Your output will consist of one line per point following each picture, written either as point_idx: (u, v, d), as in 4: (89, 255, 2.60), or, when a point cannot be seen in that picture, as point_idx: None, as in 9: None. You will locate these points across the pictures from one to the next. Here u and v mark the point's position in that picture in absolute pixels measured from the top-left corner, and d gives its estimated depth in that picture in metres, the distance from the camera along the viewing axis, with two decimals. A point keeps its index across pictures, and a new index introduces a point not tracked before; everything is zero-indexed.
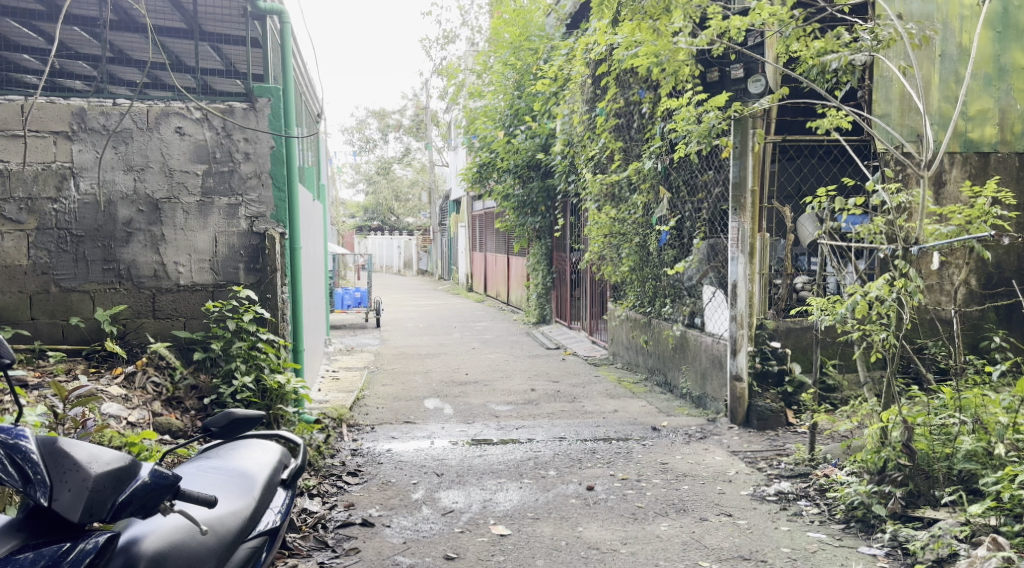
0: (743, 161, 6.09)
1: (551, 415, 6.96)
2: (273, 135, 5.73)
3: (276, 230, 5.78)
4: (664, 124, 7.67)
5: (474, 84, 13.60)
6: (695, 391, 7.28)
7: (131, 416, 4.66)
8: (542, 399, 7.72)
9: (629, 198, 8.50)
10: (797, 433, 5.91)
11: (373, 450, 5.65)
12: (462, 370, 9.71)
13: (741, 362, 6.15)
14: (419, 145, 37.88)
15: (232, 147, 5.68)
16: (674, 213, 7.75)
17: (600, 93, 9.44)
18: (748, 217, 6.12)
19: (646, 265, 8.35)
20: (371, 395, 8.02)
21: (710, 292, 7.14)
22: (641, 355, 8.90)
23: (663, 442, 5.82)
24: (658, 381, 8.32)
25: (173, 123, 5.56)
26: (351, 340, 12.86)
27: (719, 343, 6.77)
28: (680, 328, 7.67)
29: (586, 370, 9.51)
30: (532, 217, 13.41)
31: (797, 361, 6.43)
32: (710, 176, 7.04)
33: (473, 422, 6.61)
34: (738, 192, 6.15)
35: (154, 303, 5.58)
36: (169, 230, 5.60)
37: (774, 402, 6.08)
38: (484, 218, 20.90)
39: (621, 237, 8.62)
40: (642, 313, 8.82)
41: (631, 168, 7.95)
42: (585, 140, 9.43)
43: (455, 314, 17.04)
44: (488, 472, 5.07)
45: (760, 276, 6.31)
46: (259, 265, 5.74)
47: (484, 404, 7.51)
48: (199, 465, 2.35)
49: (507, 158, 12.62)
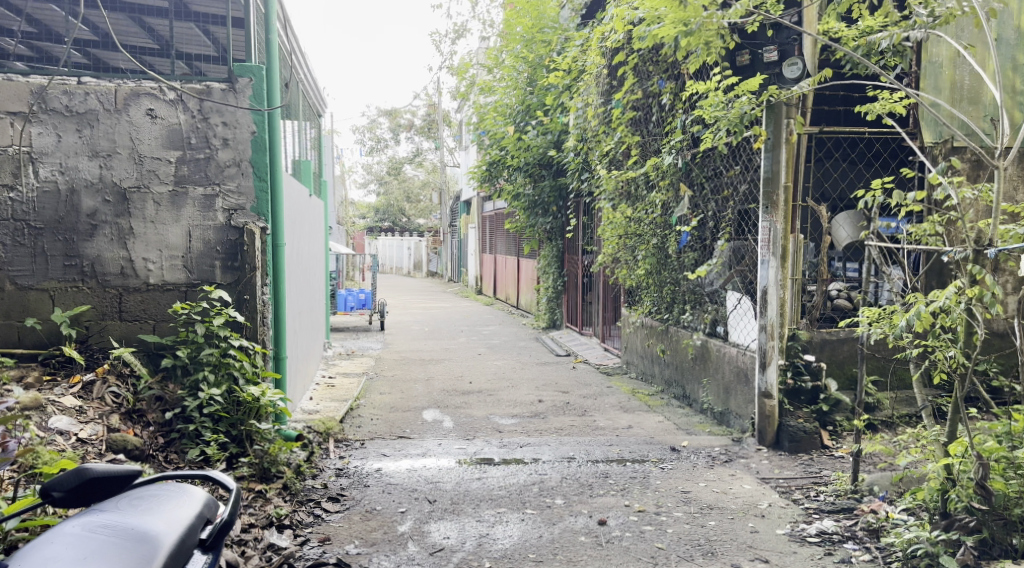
0: (775, 153, 5.48)
1: (559, 430, 6.37)
2: (254, 118, 5.16)
3: (256, 225, 5.21)
4: (687, 116, 7.11)
5: (485, 79, 13.02)
6: (717, 407, 6.66)
7: (81, 431, 4.11)
8: (550, 413, 7.13)
9: (646, 196, 7.91)
10: (834, 458, 5.30)
11: (360, 470, 5.08)
12: (465, 378, 9.15)
13: (770, 377, 5.54)
14: (431, 145, 37.42)
15: (209, 132, 5.12)
16: (696, 212, 7.15)
17: (617, 85, 8.86)
18: (780, 215, 5.53)
19: (663, 269, 7.75)
20: (366, 405, 7.46)
21: (735, 299, 6.53)
22: (657, 365, 8.30)
23: (684, 466, 5.22)
24: (676, 394, 7.72)
25: (144, 104, 5.02)
26: (352, 344, 12.33)
27: (746, 354, 6.15)
28: (701, 338, 7.06)
29: (597, 381, 8.90)
30: (543, 217, 12.87)
31: (832, 377, 5.81)
32: (737, 172, 6.44)
33: (474, 439, 6.02)
34: (770, 187, 5.53)
35: (121, 303, 5.03)
36: (138, 223, 5.06)
37: (808, 423, 5.49)
38: (494, 219, 20.32)
39: (637, 238, 8.05)
40: (658, 320, 8.21)
41: (650, 163, 7.36)
42: (600, 134, 8.84)
43: (463, 318, 16.49)
44: (486, 500, 4.48)
45: (792, 281, 5.74)
46: (238, 263, 5.16)
47: (487, 416, 6.94)
48: (84, 525, 1.79)
49: (518, 156, 12.03)
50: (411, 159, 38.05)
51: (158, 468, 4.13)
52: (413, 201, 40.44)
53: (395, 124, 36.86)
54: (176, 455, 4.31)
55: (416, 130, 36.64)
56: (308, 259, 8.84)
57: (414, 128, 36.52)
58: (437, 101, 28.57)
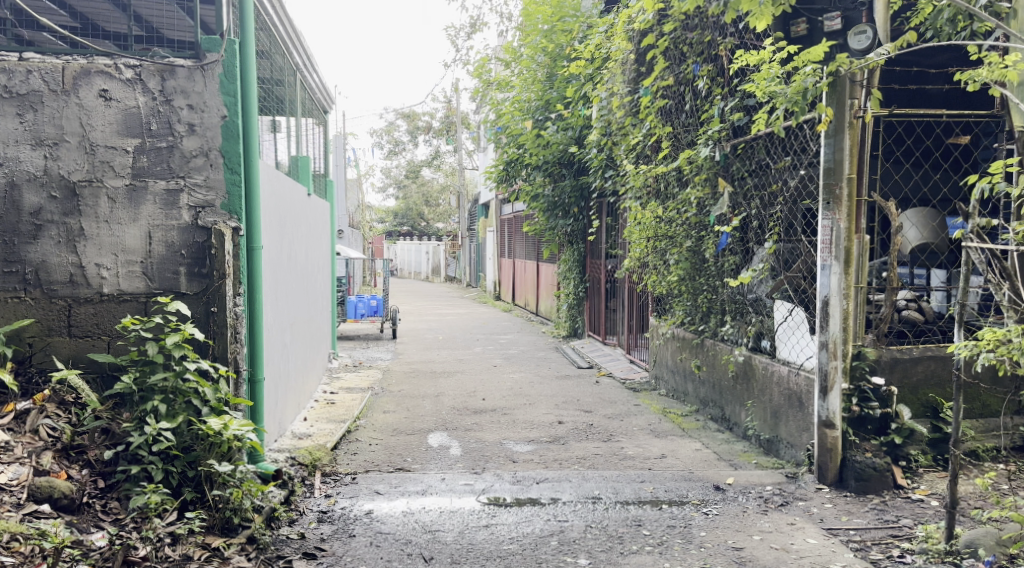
0: (838, 139, 4.70)
1: (581, 460, 5.57)
2: (225, 101, 4.39)
3: (227, 225, 4.45)
4: (725, 102, 6.37)
5: (502, 73, 12.23)
6: (764, 433, 5.85)
7: (0, 475, 3.35)
8: (571, 437, 6.33)
9: (678, 194, 7.12)
10: (911, 502, 4.46)
11: (348, 513, 4.30)
12: (479, 395, 8.36)
13: (833, 404, 4.77)
14: (450, 147, 36.78)
15: (172, 116, 4.37)
16: (737, 211, 6.33)
17: (646, 72, 8.04)
18: (844, 212, 4.73)
19: (699, 275, 6.94)
20: (366, 427, 6.71)
21: (785, 310, 5.70)
22: (690, 382, 7.46)
23: (732, 511, 4.41)
24: (713, 415, 6.89)
25: (96, 84, 4.28)
26: (361, 354, 11.62)
27: (800, 375, 5.35)
28: (743, 353, 6.22)
29: (623, 398, 8.07)
30: (564, 220, 12.14)
31: (904, 404, 4.95)
32: (787, 163, 5.61)
33: (483, 471, 5.20)
34: (831, 179, 4.75)
35: (69, 317, 4.30)
36: (90, 223, 4.32)
37: (878, 458, 4.66)
38: (512, 222, 19.53)
39: (669, 240, 7.23)
40: (693, 332, 7.37)
41: (683, 156, 6.57)
42: (627, 126, 8.04)
43: (479, 325, 15.73)
44: (493, 558, 3.69)
45: (857, 291, 4.91)
46: (206, 269, 4.40)
47: (500, 442, 6.14)
48: None
49: (537, 153, 11.23)
50: (430, 162, 37.41)
51: (91, 522, 3.37)
52: (432, 205, 39.73)
53: (414, 126, 36.20)
54: (118, 503, 3.54)
55: (435, 133, 35.98)
56: (309, 267, 8.14)
57: (432, 131, 35.86)
58: (455, 101, 27.86)
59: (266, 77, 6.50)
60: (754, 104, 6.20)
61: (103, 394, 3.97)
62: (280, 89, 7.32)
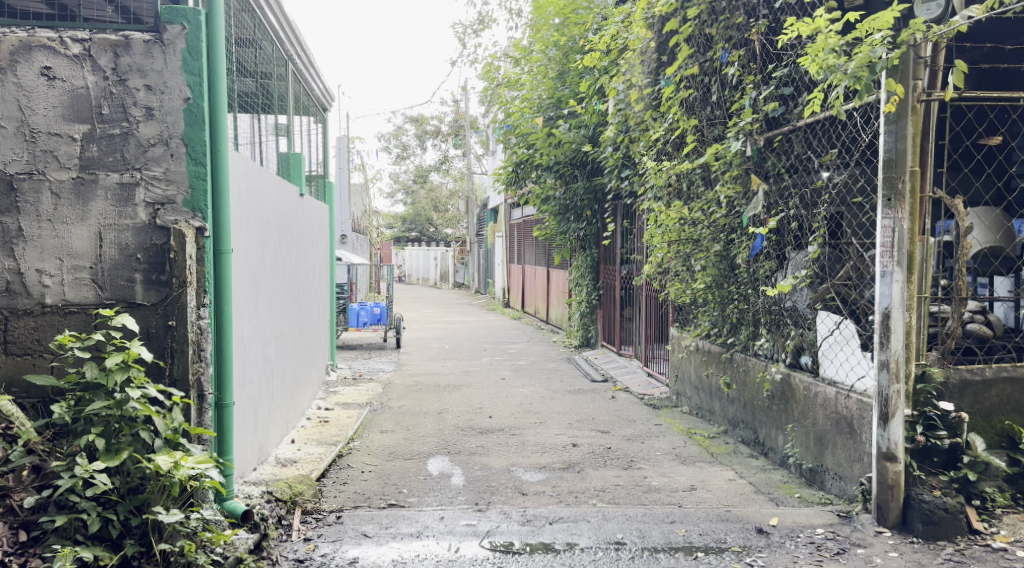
0: (901, 125, 4.05)
1: (600, 492, 4.91)
2: (189, 82, 3.78)
3: (190, 225, 3.83)
4: (759, 91, 5.81)
5: (511, 70, 11.61)
6: (806, 461, 5.20)
7: None
8: (587, 464, 5.67)
9: (704, 194, 6.53)
10: (992, 552, 3.78)
11: (329, 563, 3.66)
12: (485, 412, 7.71)
13: (894, 433, 4.10)
14: (458, 152, 36.23)
15: (127, 98, 3.75)
16: (773, 211, 5.67)
17: (669, 61, 7.39)
18: (907, 209, 4.11)
19: (729, 283, 6.28)
20: (360, 449, 6.09)
21: (831, 322, 5.05)
22: (717, 400, 6.80)
23: (780, 562, 3.74)
24: (744, 438, 6.23)
25: (38, 60, 3.67)
26: (362, 365, 11.00)
27: (851, 398, 4.69)
28: (781, 371, 5.56)
29: (643, 416, 7.41)
30: (576, 224, 11.55)
31: (975, 433, 4.27)
32: (834, 157, 4.99)
33: (489, 507, 4.55)
34: (892, 172, 4.10)
35: (6, 333, 3.68)
36: (30, 222, 3.70)
37: (949, 498, 3.98)
38: (521, 227, 18.88)
39: (694, 245, 6.58)
40: (719, 345, 6.72)
41: (711, 150, 5.94)
42: (647, 120, 7.40)
43: (487, 333, 15.10)
44: None
45: (919, 301, 4.29)
46: (165, 277, 3.77)
47: (508, 469, 5.50)
48: None
49: (548, 153, 10.61)
50: (438, 167, 36.84)
51: None
52: (441, 210, 39.16)
53: (422, 130, 35.59)
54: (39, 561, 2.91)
55: (443, 137, 35.41)
56: (303, 274, 7.54)
57: (440, 135, 35.28)
58: (463, 103, 27.23)
59: (251, 67, 5.89)
60: (792, 92, 5.54)
61: (40, 424, 3.32)
62: (269, 82, 6.70)
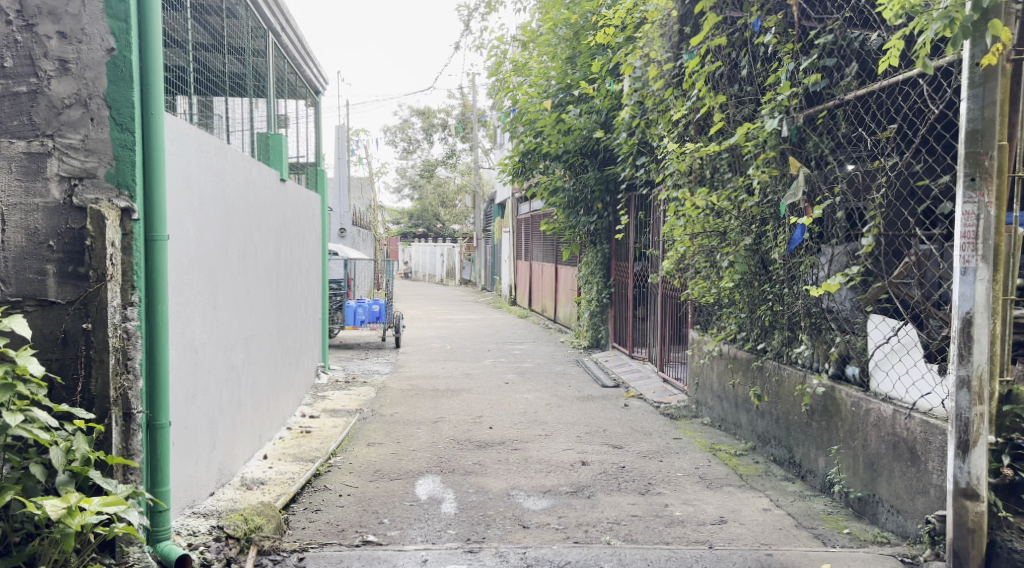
0: (988, 88, 3.31)
1: (614, 525, 4.18)
2: (114, 30, 3.07)
3: (113, 205, 3.12)
4: (799, 62, 5.06)
5: (518, 53, 10.89)
6: (854, 489, 4.46)
7: None
8: (597, 486, 4.95)
9: (731, 181, 5.79)
10: None
11: None
12: (486, 421, 7.01)
13: (976, 463, 3.35)
14: (465, 146, 35.47)
15: (36, 48, 3.04)
16: (816, 198, 4.90)
17: (692, 34, 6.63)
18: (994, 191, 3.34)
19: (761, 281, 5.54)
20: (342, 466, 5.38)
21: (887, 328, 4.31)
22: (744, 411, 6.07)
23: None
24: (776, 456, 5.50)
25: None
26: (357, 366, 10.31)
27: (913, 418, 3.94)
28: (823, 384, 4.81)
29: (660, 429, 6.67)
30: (586, 217, 10.83)
31: None
32: (892, 134, 4.24)
33: (484, 545, 3.84)
34: (977, 146, 3.35)
35: None
36: None
37: None
38: (529, 222, 18.12)
39: (720, 238, 5.85)
40: (747, 351, 5.98)
41: (743, 129, 5.17)
42: (666, 100, 6.67)
43: (492, 332, 14.39)
44: None
45: (1003, 305, 3.48)
46: (81, 270, 3.04)
47: (508, 493, 4.78)
48: None
49: (557, 140, 9.88)
50: (445, 161, 36.10)
51: None
52: (448, 206, 38.44)
53: (429, 124, 34.78)
54: None
55: (450, 131, 34.65)
56: (285, 270, 6.86)
57: (447, 128, 34.50)
58: (471, 95, 26.44)
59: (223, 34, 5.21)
60: (838, 62, 4.76)
61: None
62: (249, 54, 6.02)
